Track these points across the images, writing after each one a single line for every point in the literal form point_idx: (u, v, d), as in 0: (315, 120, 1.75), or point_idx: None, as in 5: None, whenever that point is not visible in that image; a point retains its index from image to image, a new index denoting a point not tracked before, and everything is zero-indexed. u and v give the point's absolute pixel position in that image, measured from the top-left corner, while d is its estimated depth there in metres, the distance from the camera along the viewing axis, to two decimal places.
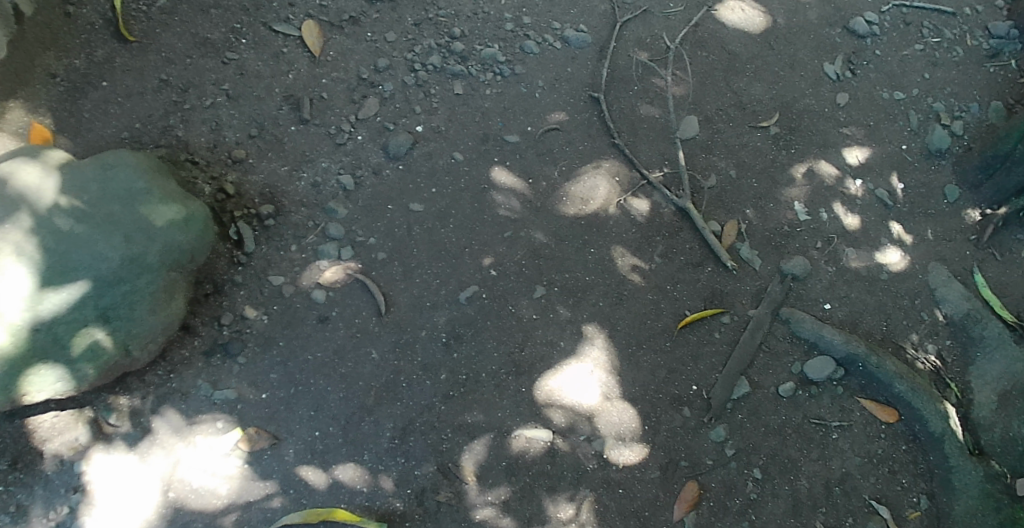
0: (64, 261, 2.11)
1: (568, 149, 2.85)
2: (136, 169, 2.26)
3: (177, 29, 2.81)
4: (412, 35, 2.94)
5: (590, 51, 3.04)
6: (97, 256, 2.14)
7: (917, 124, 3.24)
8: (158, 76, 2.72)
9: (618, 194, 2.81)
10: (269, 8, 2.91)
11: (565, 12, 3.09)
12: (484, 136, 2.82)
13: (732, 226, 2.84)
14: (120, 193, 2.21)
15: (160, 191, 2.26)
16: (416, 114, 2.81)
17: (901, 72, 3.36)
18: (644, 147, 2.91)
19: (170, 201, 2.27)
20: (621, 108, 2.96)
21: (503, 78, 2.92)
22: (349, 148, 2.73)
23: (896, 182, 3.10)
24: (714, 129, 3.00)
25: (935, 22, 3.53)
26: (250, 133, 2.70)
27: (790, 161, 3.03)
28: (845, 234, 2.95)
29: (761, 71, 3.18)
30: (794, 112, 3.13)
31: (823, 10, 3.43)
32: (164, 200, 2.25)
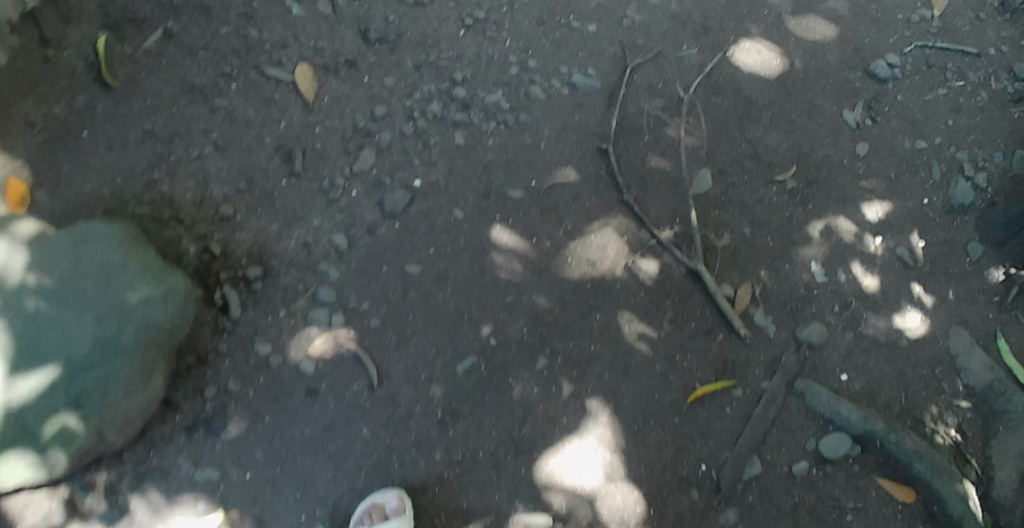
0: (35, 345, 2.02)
1: (574, 206, 2.69)
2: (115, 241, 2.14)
3: (163, 73, 2.65)
4: (411, 80, 2.78)
5: (598, 97, 2.87)
6: (70, 338, 2.04)
7: (939, 176, 3.09)
8: (142, 126, 2.57)
9: (626, 255, 2.66)
10: (260, 49, 2.75)
11: (573, 54, 2.93)
12: (486, 190, 2.66)
13: (745, 289, 2.69)
14: (95, 268, 2.10)
15: (139, 264, 2.14)
16: (415, 166, 2.66)
17: (923, 119, 3.19)
18: (654, 203, 2.74)
19: (150, 274, 2.14)
20: (630, 159, 2.80)
21: (506, 127, 2.76)
22: (343, 204, 2.58)
23: (918, 239, 2.95)
24: (727, 183, 2.84)
25: (958, 63, 3.36)
26: (238, 187, 2.56)
27: (808, 218, 2.86)
28: (864, 296, 2.80)
29: (778, 118, 3.01)
30: (812, 164, 2.96)
31: (843, 51, 3.25)
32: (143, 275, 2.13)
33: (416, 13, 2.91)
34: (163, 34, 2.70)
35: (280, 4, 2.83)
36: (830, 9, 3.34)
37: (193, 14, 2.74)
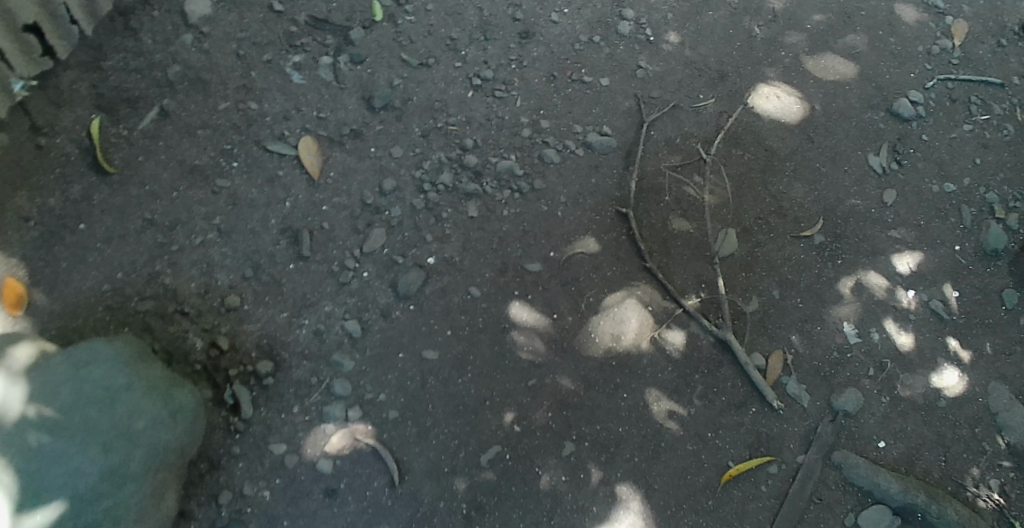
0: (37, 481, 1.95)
1: (595, 277, 2.57)
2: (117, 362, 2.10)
3: (161, 156, 2.54)
4: (420, 149, 2.67)
5: (615, 157, 2.76)
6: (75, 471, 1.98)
7: (970, 221, 2.96)
8: (141, 216, 2.46)
9: (651, 327, 2.54)
10: (261, 122, 2.65)
11: (586, 111, 2.81)
12: (503, 265, 2.54)
13: (777, 356, 2.57)
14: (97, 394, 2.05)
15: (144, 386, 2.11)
16: (427, 242, 2.54)
17: (950, 159, 3.05)
18: (678, 269, 2.63)
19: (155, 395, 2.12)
20: (651, 222, 2.68)
21: (521, 195, 2.65)
22: (354, 287, 2.47)
23: (951, 290, 2.82)
24: (753, 242, 2.72)
25: (983, 95, 3.21)
26: (245, 274, 2.45)
27: (837, 275, 2.74)
28: (898, 356, 2.68)
29: (802, 168, 2.88)
30: (839, 216, 2.84)
31: (864, 90, 3.09)
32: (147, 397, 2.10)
33: (422, 75, 2.80)
34: (159, 112, 2.59)
35: (281, 74, 2.72)
36: (847, 46, 3.17)
37: (189, 90, 2.63)
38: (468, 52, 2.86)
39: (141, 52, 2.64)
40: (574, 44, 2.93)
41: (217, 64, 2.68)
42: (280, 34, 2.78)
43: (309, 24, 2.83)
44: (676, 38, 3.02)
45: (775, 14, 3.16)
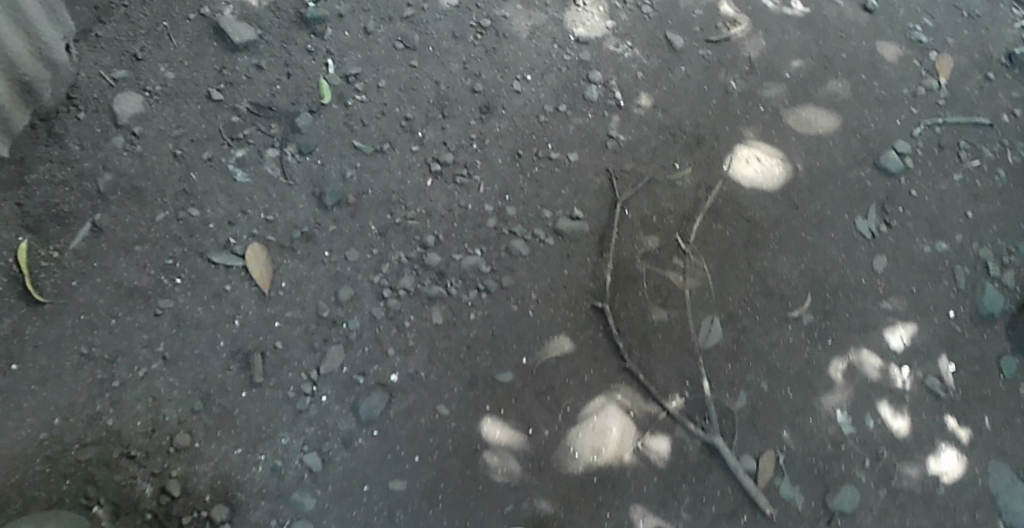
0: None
1: (571, 382, 2.40)
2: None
3: (97, 278, 2.35)
4: (377, 249, 2.48)
5: (588, 242, 2.57)
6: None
7: (964, 282, 2.73)
8: (78, 349, 2.28)
9: (634, 434, 2.38)
10: (205, 230, 2.45)
11: (555, 193, 2.62)
12: (471, 377, 2.38)
13: (768, 457, 2.39)
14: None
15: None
16: (390, 357, 2.37)
17: (941, 214, 2.82)
18: (661, 366, 2.46)
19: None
20: (630, 315, 2.50)
21: (488, 295, 2.47)
22: (313, 414, 2.30)
23: (946, 364, 2.60)
24: (739, 327, 2.54)
25: (972, 138, 2.97)
26: (193, 407, 2.28)
27: (828, 357, 2.55)
28: (894, 442, 2.47)
29: (787, 240, 2.68)
30: (828, 289, 2.64)
31: (849, 143, 2.88)
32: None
33: (376, 163, 2.59)
34: (92, 228, 2.39)
35: (224, 173, 2.52)
36: (830, 94, 2.96)
37: (123, 199, 2.43)
38: (426, 133, 2.66)
39: (68, 160, 2.44)
40: (539, 116, 2.73)
41: (152, 168, 2.48)
42: (220, 126, 2.57)
43: (250, 111, 2.61)
44: (647, 100, 2.82)
45: (751, 65, 2.96)
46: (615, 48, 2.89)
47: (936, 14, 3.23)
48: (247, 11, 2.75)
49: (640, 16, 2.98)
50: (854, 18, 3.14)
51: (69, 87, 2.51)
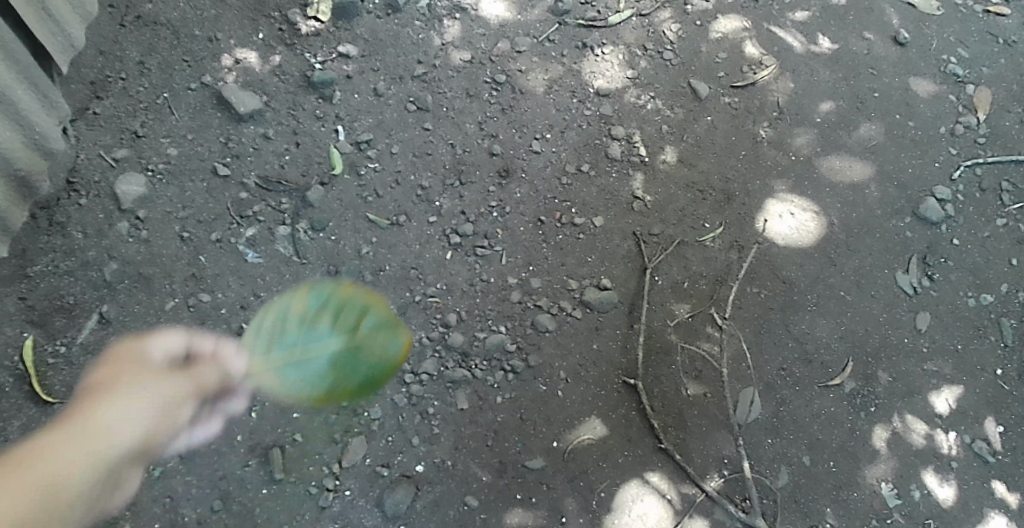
0: (257, 341, 2.15)
1: (605, 466, 2.29)
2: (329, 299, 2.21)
3: None
4: (397, 331, 2.39)
5: (617, 314, 2.47)
6: (293, 398, 2.11)
7: (1012, 337, 2.53)
8: None
9: (672, 519, 2.26)
10: (217, 316, 2.36)
11: (580, 262, 2.53)
12: (500, 464, 2.27)
13: None
14: (300, 330, 2.14)
15: (372, 320, 2.23)
16: (414, 446, 2.27)
17: (985, 263, 2.63)
18: (697, 445, 2.34)
19: (394, 330, 2.25)
20: (663, 391, 2.39)
21: (515, 375, 2.37)
22: (336, 510, 2.19)
23: (994, 426, 2.42)
24: (777, 398, 2.41)
25: (1014, 179, 2.77)
26: (213, 506, 2.16)
27: (870, 425, 2.39)
28: (942, 514, 2.31)
29: (825, 301, 2.54)
30: (870, 352, 2.48)
31: (886, 191, 2.71)
32: (381, 328, 2.22)
33: (393, 237, 2.51)
34: (99, 320, 2.31)
35: (235, 254, 2.43)
36: (863, 138, 2.80)
37: (131, 288, 2.35)
38: (443, 202, 2.57)
39: (71, 248, 2.37)
40: (561, 177, 2.64)
41: (159, 253, 2.40)
42: (228, 203, 2.50)
43: (260, 186, 2.53)
44: (673, 155, 2.71)
45: (780, 110, 2.82)
46: (637, 99, 2.80)
47: (970, 43, 3.03)
48: (250, 76, 2.69)
49: (661, 64, 2.88)
50: (884, 52, 2.97)
51: (68, 172, 2.46)
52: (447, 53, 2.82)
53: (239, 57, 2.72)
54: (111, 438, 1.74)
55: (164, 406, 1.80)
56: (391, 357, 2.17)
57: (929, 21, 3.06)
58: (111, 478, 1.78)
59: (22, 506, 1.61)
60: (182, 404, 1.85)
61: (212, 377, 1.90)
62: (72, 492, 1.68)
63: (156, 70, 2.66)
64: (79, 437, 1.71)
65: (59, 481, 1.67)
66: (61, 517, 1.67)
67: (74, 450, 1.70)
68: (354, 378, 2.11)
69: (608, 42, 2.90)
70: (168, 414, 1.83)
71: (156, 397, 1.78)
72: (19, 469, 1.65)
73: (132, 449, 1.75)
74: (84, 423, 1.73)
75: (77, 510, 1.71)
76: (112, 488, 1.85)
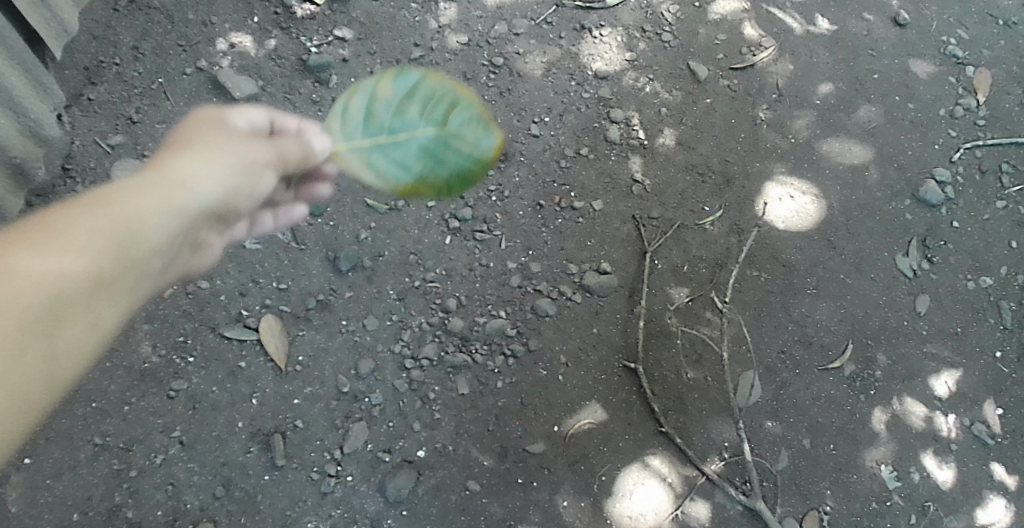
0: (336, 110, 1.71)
1: (606, 450, 2.30)
2: (422, 79, 1.70)
3: (107, 362, 2.25)
4: (397, 316, 2.38)
5: (617, 298, 2.47)
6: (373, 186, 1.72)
7: (1011, 319, 2.54)
8: (92, 440, 2.18)
9: (672, 502, 2.27)
10: (216, 303, 2.35)
11: (580, 246, 2.52)
12: (501, 449, 2.27)
13: (811, 518, 2.29)
14: (395, 92, 1.69)
15: (465, 111, 1.71)
16: (415, 431, 2.27)
17: (984, 246, 2.63)
18: (698, 428, 2.35)
19: (486, 122, 1.74)
20: (663, 375, 2.39)
21: (516, 360, 2.36)
22: (338, 495, 2.20)
23: (994, 409, 2.43)
24: (777, 381, 2.41)
25: (1014, 161, 2.77)
26: (215, 493, 2.17)
27: (870, 408, 2.40)
28: (941, 496, 2.32)
29: (824, 284, 2.54)
30: (870, 334, 2.48)
31: (886, 174, 2.71)
32: (474, 119, 1.72)
33: (392, 222, 2.49)
34: None
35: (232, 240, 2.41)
36: (862, 120, 2.79)
37: None
38: None
39: None
40: (559, 161, 2.63)
41: None
42: None
43: None
44: (672, 138, 2.70)
45: (779, 92, 2.81)
46: (635, 81, 2.78)
47: (970, 24, 3.01)
48: (246, 60, 2.67)
49: (660, 46, 2.86)
50: (883, 33, 2.95)
51: (64, 159, 2.46)
52: (444, 36, 2.79)
53: (234, 41, 2.70)
54: (173, 204, 1.42)
55: (256, 165, 1.54)
56: (485, 151, 1.73)
57: (930, 1, 3.04)
58: (184, 242, 1.48)
59: (54, 312, 1.25)
60: (253, 173, 1.55)
61: (303, 145, 1.61)
62: (140, 244, 1.37)
63: (151, 55, 2.64)
64: (151, 179, 1.41)
65: (114, 239, 1.34)
66: (119, 289, 1.35)
67: (150, 196, 1.39)
68: (441, 172, 1.68)
69: (606, 23, 2.87)
70: (258, 173, 1.54)
71: (238, 155, 1.51)
72: (62, 223, 1.30)
73: (215, 201, 1.47)
74: (167, 172, 1.43)
75: (105, 326, 1.34)
76: (186, 252, 1.52)
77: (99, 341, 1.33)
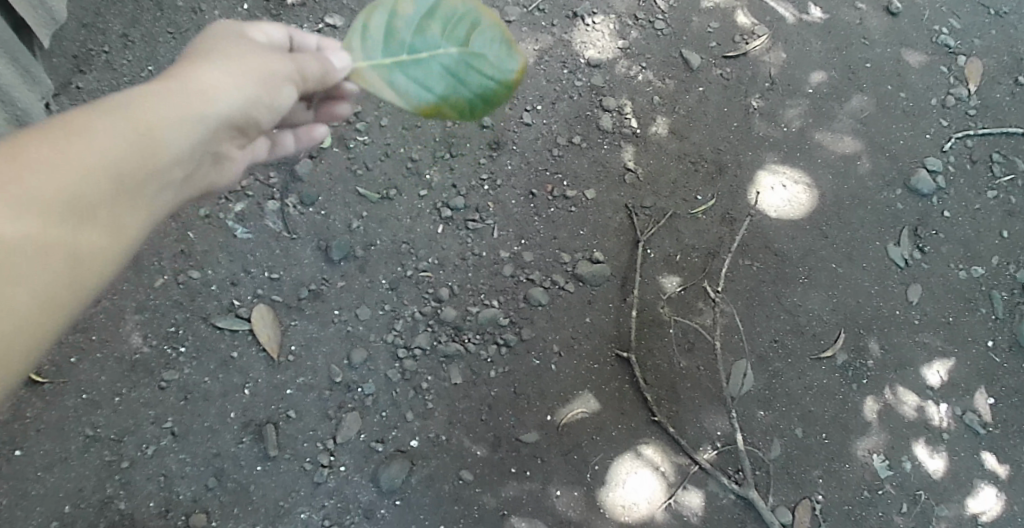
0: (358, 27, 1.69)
1: (599, 439, 2.30)
2: None
3: (98, 353, 2.24)
4: (390, 306, 2.37)
5: (610, 287, 2.47)
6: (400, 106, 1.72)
7: (1002, 309, 2.55)
8: (83, 431, 2.17)
9: (665, 491, 2.28)
10: (207, 293, 2.33)
11: (573, 235, 2.52)
12: (494, 438, 2.27)
13: (803, 506, 2.30)
14: (417, 8, 1.65)
15: (487, 32, 1.64)
16: (409, 421, 2.27)
17: (976, 236, 2.64)
18: (690, 417, 2.35)
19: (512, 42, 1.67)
20: (656, 363, 2.40)
21: (508, 349, 2.36)
22: (331, 485, 2.19)
23: (985, 398, 2.45)
24: (770, 370, 2.42)
25: (1005, 151, 2.77)
26: (208, 483, 2.16)
27: (863, 397, 2.41)
28: (933, 485, 2.34)
29: (817, 273, 2.54)
30: (861, 324, 2.49)
31: (878, 163, 2.71)
32: (497, 40, 1.65)
33: (384, 212, 2.48)
34: None
35: (222, 230, 2.40)
36: (854, 110, 2.79)
37: None
38: (433, 174, 2.54)
39: None
40: (552, 149, 2.62)
41: None
42: None
43: None
44: (665, 127, 2.70)
45: (772, 80, 2.81)
46: (628, 69, 2.77)
47: (963, 13, 3.01)
48: None
49: (653, 33, 2.84)
50: (876, 22, 2.95)
51: None
52: None
53: None
54: (178, 125, 1.46)
55: (272, 82, 1.62)
56: (511, 73, 1.67)
57: None
58: (204, 152, 1.57)
59: (62, 232, 1.30)
60: (255, 93, 1.59)
61: (319, 64, 1.68)
62: (143, 162, 1.41)
63: (140, 43, 2.61)
64: (173, 88, 1.49)
65: (126, 155, 1.39)
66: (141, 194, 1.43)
67: (166, 109, 1.45)
68: (462, 93, 1.65)
69: (598, 11, 2.85)
70: (267, 91, 1.61)
71: (256, 71, 1.59)
72: (69, 140, 1.33)
73: (232, 114, 1.56)
74: (188, 82, 1.50)
75: (114, 242, 1.40)
76: (208, 163, 1.62)
77: (105, 261, 1.38)
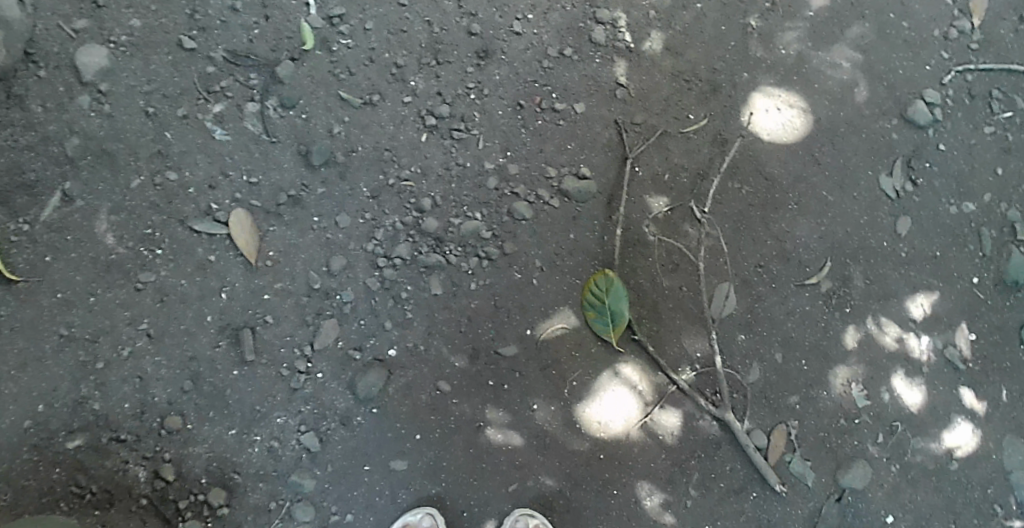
0: None
1: (578, 356, 2.30)
2: None
3: (73, 253, 2.20)
4: (370, 214, 2.33)
5: (596, 204, 2.43)
6: None
7: (990, 246, 2.53)
8: (57, 330, 2.14)
9: (641, 410, 2.30)
10: (184, 195, 2.28)
11: (560, 149, 2.47)
12: (473, 350, 2.26)
13: (779, 433, 2.31)
14: None
15: None
16: (387, 330, 2.25)
17: (969, 171, 2.60)
18: (671, 337, 2.35)
19: None
20: (639, 282, 2.37)
21: (490, 262, 2.33)
22: (308, 393, 2.19)
23: (967, 333, 2.44)
24: (753, 294, 2.40)
25: (1005, 87, 2.71)
26: (184, 387, 2.15)
27: (844, 326, 2.40)
28: (908, 417, 2.35)
29: (806, 199, 2.51)
30: (848, 253, 2.47)
31: (875, 91, 2.65)
32: None
33: (367, 117, 2.42)
34: (62, 197, 2.24)
35: (201, 130, 2.34)
36: (856, 35, 2.71)
37: (95, 164, 2.27)
38: (418, 81, 2.47)
39: (30, 123, 2.28)
40: (542, 61, 2.54)
41: (122, 128, 2.31)
42: (194, 77, 2.38)
43: (226, 59, 2.41)
44: (659, 43, 2.62)
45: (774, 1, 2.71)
46: None
47: None
48: None
49: None
50: None
51: (26, 43, 2.33)
52: None
53: None
54: None
55: None
56: None
57: None
58: None
59: None
60: None
61: None
62: None
63: None
64: None
65: None
66: None
67: None
68: None
69: None
70: None
71: None
72: None
73: None
74: None
75: None
76: None
77: None
